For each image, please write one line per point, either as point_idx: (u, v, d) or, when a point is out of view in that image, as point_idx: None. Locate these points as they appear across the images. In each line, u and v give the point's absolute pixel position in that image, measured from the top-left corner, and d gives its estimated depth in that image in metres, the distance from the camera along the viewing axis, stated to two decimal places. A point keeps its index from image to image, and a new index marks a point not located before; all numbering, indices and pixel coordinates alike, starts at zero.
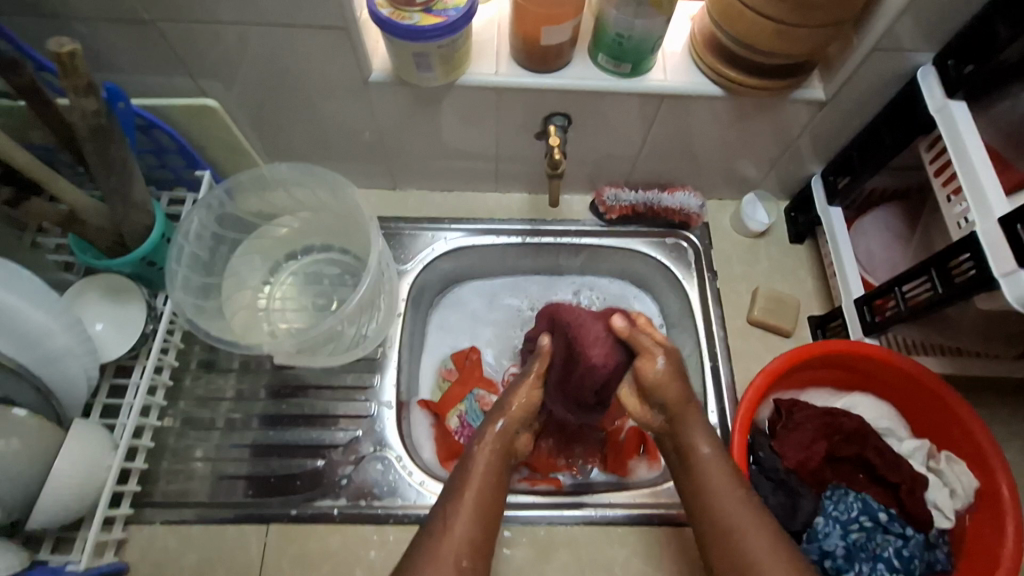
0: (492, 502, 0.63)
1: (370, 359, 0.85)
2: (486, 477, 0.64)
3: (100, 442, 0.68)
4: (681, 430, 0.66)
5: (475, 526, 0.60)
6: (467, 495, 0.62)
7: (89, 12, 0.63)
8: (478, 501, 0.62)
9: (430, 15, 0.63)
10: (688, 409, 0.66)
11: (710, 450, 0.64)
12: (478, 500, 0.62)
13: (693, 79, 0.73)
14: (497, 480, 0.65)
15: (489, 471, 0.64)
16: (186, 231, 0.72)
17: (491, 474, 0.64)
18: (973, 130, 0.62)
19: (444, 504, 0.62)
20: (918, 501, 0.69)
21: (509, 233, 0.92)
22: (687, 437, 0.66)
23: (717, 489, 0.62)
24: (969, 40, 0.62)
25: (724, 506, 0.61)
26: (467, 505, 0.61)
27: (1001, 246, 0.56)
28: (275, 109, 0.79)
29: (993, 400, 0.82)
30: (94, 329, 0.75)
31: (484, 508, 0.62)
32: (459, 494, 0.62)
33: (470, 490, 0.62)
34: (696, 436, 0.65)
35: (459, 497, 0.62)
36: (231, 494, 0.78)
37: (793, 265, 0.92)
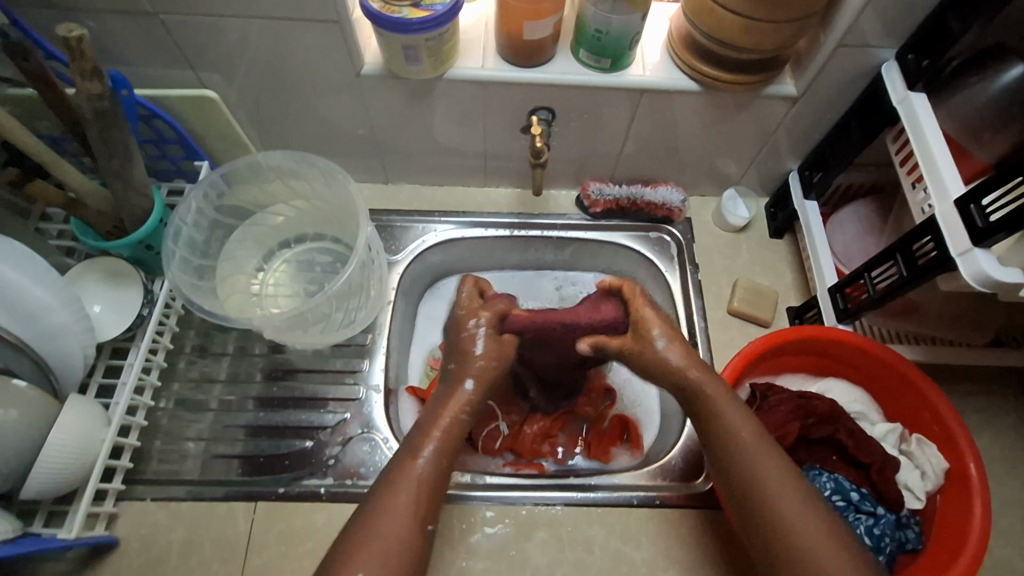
0: (436, 483, 0.61)
1: (359, 345, 0.87)
2: (433, 464, 0.62)
3: (95, 417, 0.71)
4: (704, 400, 0.64)
5: (416, 508, 0.59)
6: (415, 476, 0.60)
7: (98, 5, 0.67)
8: (421, 483, 0.60)
9: (419, 9, 0.67)
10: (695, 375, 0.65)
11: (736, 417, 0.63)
12: (423, 478, 0.60)
13: (671, 74, 0.77)
14: (450, 456, 0.63)
15: (440, 452, 0.63)
16: (185, 214, 0.75)
17: (446, 450, 0.63)
18: (932, 120, 0.66)
19: (381, 488, 0.60)
20: (889, 481, 0.71)
21: (497, 226, 0.96)
22: (709, 404, 0.64)
23: (749, 460, 0.61)
24: (926, 35, 0.65)
25: (757, 477, 0.60)
26: (410, 486, 0.60)
27: (956, 226, 0.59)
28: (273, 102, 0.83)
29: (966, 389, 0.84)
30: (92, 311, 0.78)
31: (433, 484, 0.61)
32: (406, 472, 0.60)
33: (417, 470, 0.61)
34: (720, 404, 0.64)
35: (407, 475, 0.60)
36: (222, 473, 0.79)
37: (774, 259, 0.95)
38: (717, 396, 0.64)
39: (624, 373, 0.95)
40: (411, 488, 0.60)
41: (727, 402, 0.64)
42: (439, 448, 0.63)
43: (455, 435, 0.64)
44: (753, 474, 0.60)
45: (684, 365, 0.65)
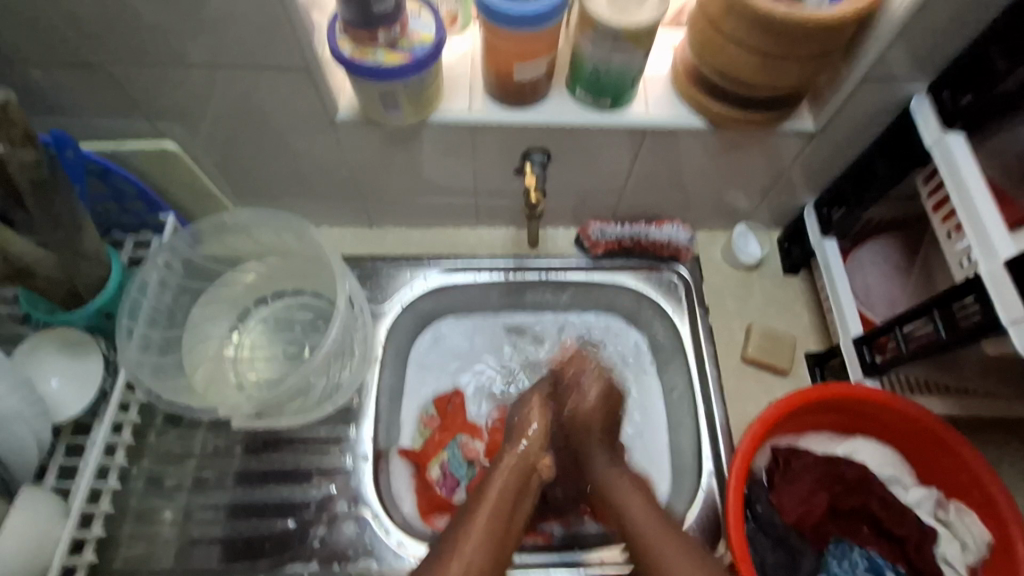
0: (506, 526, 0.66)
1: (345, 409, 0.80)
2: (499, 501, 0.67)
3: (49, 513, 0.63)
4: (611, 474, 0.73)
5: (487, 549, 0.64)
6: (482, 516, 0.66)
7: (36, 55, 0.60)
8: (489, 526, 0.65)
9: (396, 53, 0.60)
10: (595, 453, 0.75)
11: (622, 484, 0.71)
12: (494, 511, 0.66)
13: (677, 111, 0.70)
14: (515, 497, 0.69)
15: (504, 492, 0.68)
16: (143, 283, 0.68)
17: (513, 486, 0.69)
18: (972, 163, 0.59)
19: (453, 534, 0.65)
20: (927, 558, 0.66)
21: (492, 270, 0.88)
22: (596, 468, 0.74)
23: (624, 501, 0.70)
24: (963, 70, 0.58)
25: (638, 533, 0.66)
26: (480, 530, 0.64)
27: (1008, 290, 0.53)
28: (242, 150, 0.76)
29: (1003, 441, 0.77)
30: (49, 386, 0.70)
31: (497, 525, 0.65)
32: (470, 521, 0.65)
33: (485, 510, 0.66)
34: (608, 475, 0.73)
35: (473, 522, 0.65)
36: (198, 561, 0.73)
37: (789, 299, 0.88)
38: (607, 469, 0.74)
39: (634, 426, 0.87)
40: (479, 531, 0.64)
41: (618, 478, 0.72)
42: (498, 501, 0.67)
43: (514, 478, 0.70)
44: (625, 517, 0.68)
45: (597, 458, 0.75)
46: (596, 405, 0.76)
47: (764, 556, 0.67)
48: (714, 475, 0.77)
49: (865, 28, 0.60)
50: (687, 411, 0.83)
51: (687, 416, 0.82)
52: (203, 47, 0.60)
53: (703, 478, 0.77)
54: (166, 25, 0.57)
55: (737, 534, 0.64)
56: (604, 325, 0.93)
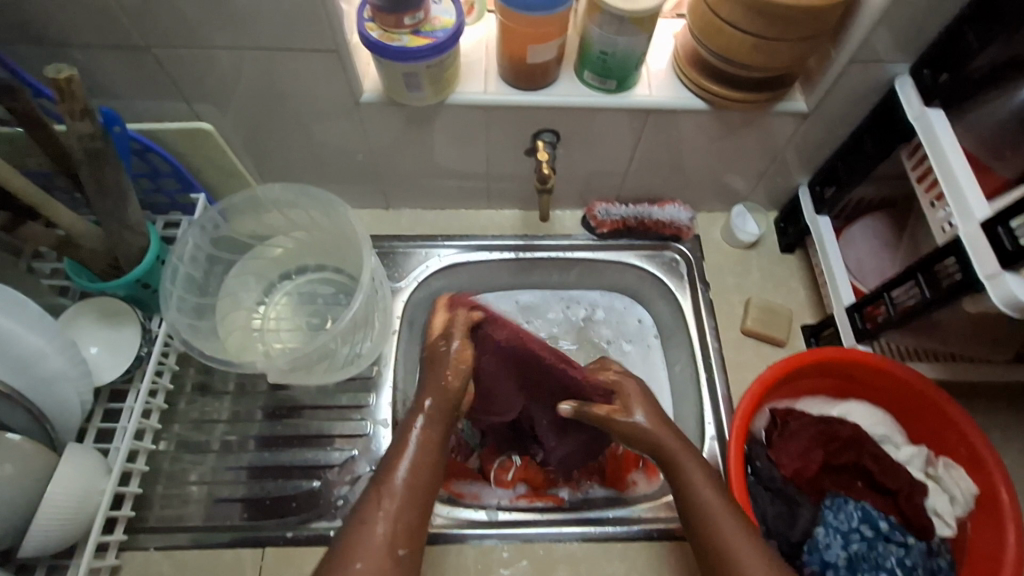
0: (425, 489, 0.60)
1: (365, 378, 0.84)
2: (427, 447, 0.61)
3: (95, 467, 0.68)
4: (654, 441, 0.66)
5: (411, 509, 0.58)
6: (403, 476, 0.59)
7: (88, 40, 0.65)
8: (405, 487, 0.59)
9: (419, 37, 0.65)
10: (666, 442, 0.65)
11: (674, 443, 0.65)
12: (416, 465, 0.60)
13: (678, 94, 0.75)
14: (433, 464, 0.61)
15: (429, 441, 0.61)
16: (181, 253, 0.72)
17: (436, 436, 0.62)
18: (951, 136, 0.64)
19: (372, 492, 0.59)
20: (917, 508, 0.70)
21: (502, 249, 0.93)
22: (685, 474, 0.64)
23: (720, 526, 0.59)
24: (938, 51, 0.64)
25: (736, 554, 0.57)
26: (400, 494, 0.58)
27: (983, 249, 0.58)
28: (270, 132, 0.81)
29: (990, 405, 0.82)
30: (89, 353, 0.76)
31: (417, 488, 0.59)
32: (389, 476, 0.59)
33: (405, 466, 0.60)
34: (704, 486, 0.62)
35: (392, 480, 0.59)
36: (227, 518, 0.77)
37: (786, 275, 0.93)
38: (687, 457, 0.64)
39: None
40: (397, 492, 0.58)
41: (703, 475, 0.63)
42: (417, 456, 0.60)
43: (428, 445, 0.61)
44: (720, 535, 0.59)
45: (678, 451, 0.65)
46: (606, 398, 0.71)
47: (765, 507, 0.71)
48: (716, 439, 0.81)
49: (851, 14, 0.65)
50: (689, 380, 0.87)
51: (690, 386, 0.87)
52: (240, 31, 0.65)
53: (706, 443, 0.81)
54: (211, 9, 0.62)
55: (739, 483, 0.68)
56: (608, 303, 0.98)
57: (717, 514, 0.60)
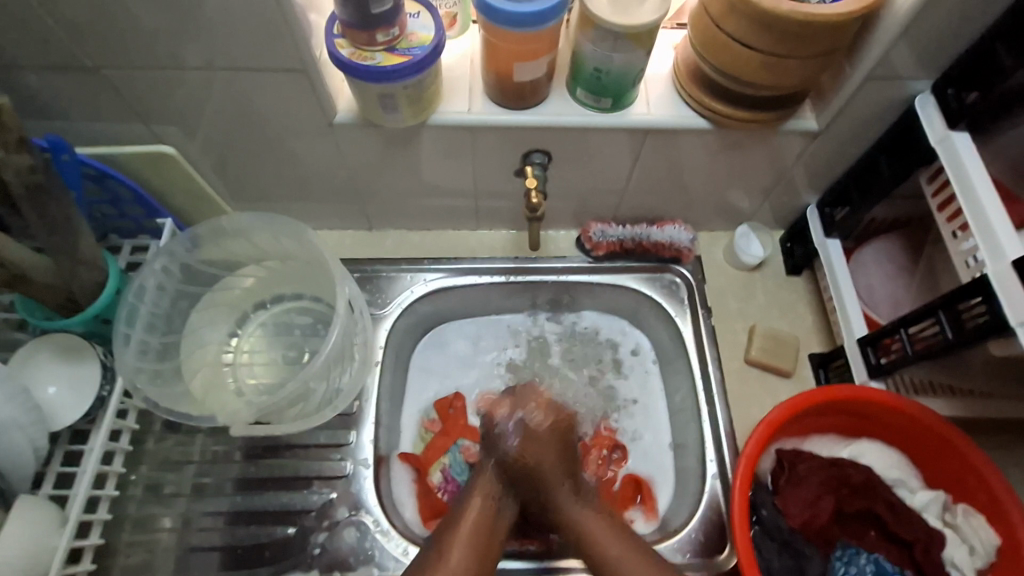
0: (488, 533, 0.66)
1: (345, 415, 0.79)
2: (484, 505, 0.68)
3: (46, 522, 0.63)
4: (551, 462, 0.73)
5: (473, 552, 0.64)
6: (467, 521, 0.66)
7: (33, 60, 0.60)
8: (473, 531, 0.65)
9: (394, 55, 0.59)
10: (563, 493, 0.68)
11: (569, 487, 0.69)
12: (475, 525, 0.66)
13: (678, 112, 0.69)
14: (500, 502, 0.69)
15: (489, 495, 0.69)
16: (141, 288, 0.67)
17: (495, 492, 0.69)
18: (977, 162, 0.58)
19: (438, 540, 0.65)
20: (934, 560, 0.66)
21: (492, 272, 0.88)
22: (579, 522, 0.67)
23: (625, 567, 0.63)
24: (966, 69, 0.58)
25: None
26: (464, 534, 0.65)
27: (1015, 291, 0.52)
28: (240, 153, 0.75)
29: (1009, 442, 0.77)
30: (45, 393, 0.70)
31: (479, 540, 0.65)
32: (454, 530, 0.65)
33: (463, 527, 0.65)
34: (589, 522, 0.66)
35: (456, 532, 0.65)
36: (198, 569, 0.72)
37: (792, 300, 0.88)
38: (598, 522, 0.66)
39: (636, 429, 0.86)
40: (464, 535, 0.65)
41: (609, 537, 0.65)
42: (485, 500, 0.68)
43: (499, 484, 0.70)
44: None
45: (586, 519, 0.67)
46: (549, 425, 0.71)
47: (770, 560, 0.66)
48: (718, 478, 0.76)
49: (869, 27, 0.60)
50: (690, 413, 0.82)
51: (691, 420, 0.82)
52: (199, 49, 0.59)
53: (707, 482, 0.76)
54: (163, 26, 0.56)
55: (743, 537, 0.63)
56: (606, 328, 0.93)
57: (619, 563, 0.63)
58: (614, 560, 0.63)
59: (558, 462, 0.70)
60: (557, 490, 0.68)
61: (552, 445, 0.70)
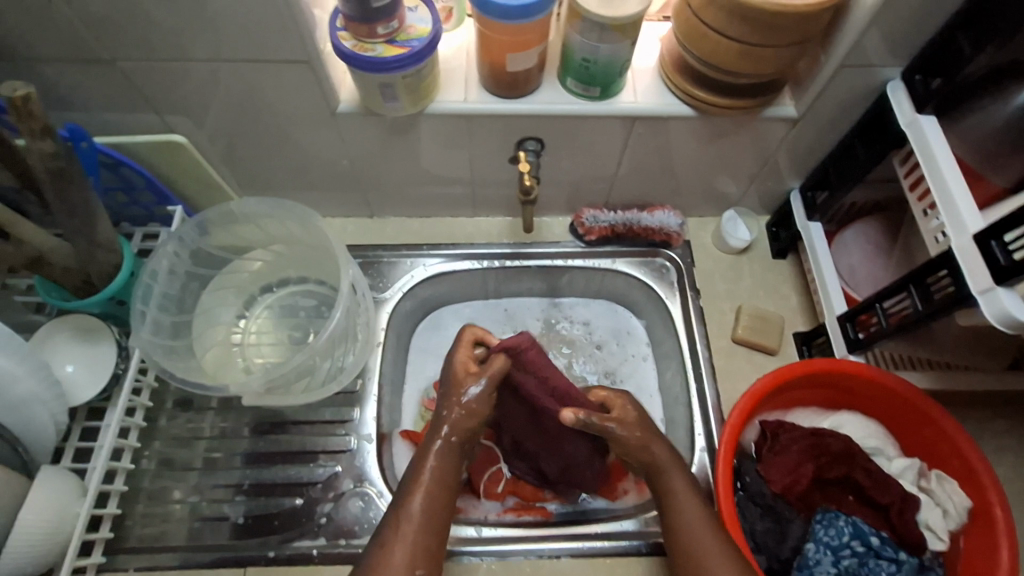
0: (439, 514, 0.64)
1: (349, 392, 0.83)
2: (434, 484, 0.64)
3: (67, 490, 0.66)
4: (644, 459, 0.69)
5: (424, 537, 0.62)
6: (425, 478, 0.64)
7: (51, 54, 0.63)
8: (421, 513, 0.63)
9: (394, 46, 0.63)
10: (654, 450, 0.68)
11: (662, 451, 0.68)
12: (426, 505, 0.63)
13: (664, 99, 0.73)
14: (447, 488, 0.65)
15: (440, 474, 0.65)
16: (156, 270, 0.71)
17: (451, 456, 0.65)
18: (944, 143, 0.62)
19: (381, 535, 0.62)
20: (908, 523, 0.69)
21: (488, 257, 0.91)
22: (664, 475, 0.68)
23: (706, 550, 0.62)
24: (933, 55, 0.62)
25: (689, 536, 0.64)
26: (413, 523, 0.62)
27: (977, 263, 0.56)
28: (248, 143, 0.79)
29: (985, 415, 0.80)
30: (64, 371, 0.73)
31: (432, 523, 0.63)
32: (408, 499, 0.63)
33: (413, 515, 0.62)
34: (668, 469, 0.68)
35: (407, 510, 0.62)
36: (211, 538, 0.76)
37: (778, 282, 0.91)
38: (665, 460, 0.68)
39: None
40: (414, 516, 0.62)
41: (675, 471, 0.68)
42: (429, 492, 0.64)
43: (442, 468, 0.65)
44: (693, 545, 0.63)
45: (679, 501, 0.66)
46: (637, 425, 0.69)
47: (753, 523, 0.71)
48: (705, 451, 0.80)
49: (841, 18, 0.63)
50: (680, 390, 0.86)
51: (680, 396, 0.85)
52: (209, 42, 0.63)
53: (695, 454, 0.80)
54: (176, 21, 0.60)
55: (727, 503, 0.67)
56: (600, 310, 0.96)
57: (699, 537, 0.63)
58: (694, 540, 0.63)
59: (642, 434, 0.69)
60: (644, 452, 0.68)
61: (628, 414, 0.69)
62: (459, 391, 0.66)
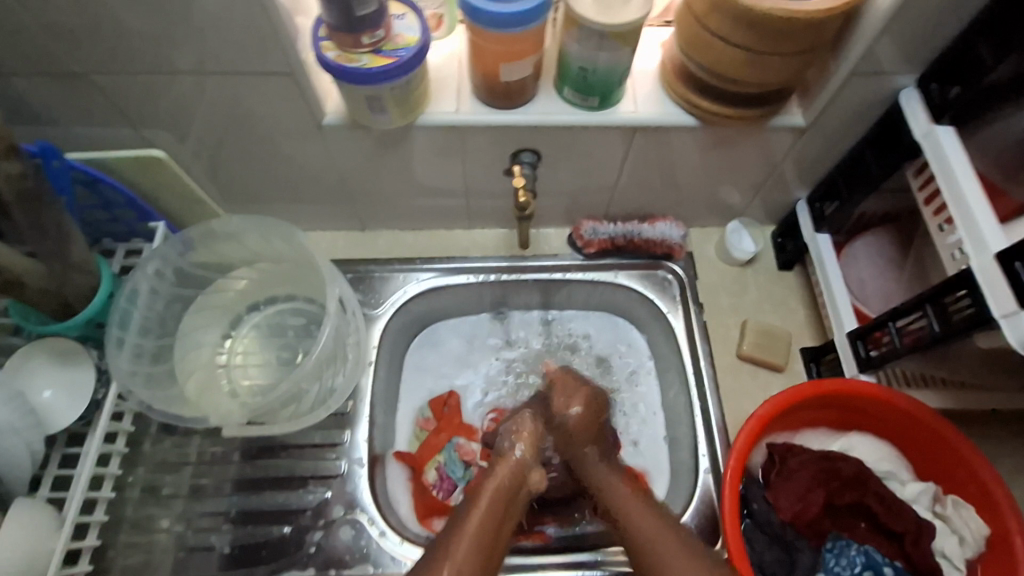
0: (496, 533, 0.59)
1: (340, 414, 0.80)
2: (489, 508, 0.60)
3: (42, 525, 0.63)
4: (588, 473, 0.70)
5: (481, 550, 0.56)
6: (485, 493, 0.62)
7: (19, 66, 0.60)
8: (482, 526, 0.58)
9: (380, 56, 0.59)
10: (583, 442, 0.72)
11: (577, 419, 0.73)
12: (483, 523, 0.59)
13: (666, 109, 0.70)
14: (506, 504, 0.62)
15: (497, 498, 0.62)
16: (133, 292, 0.68)
17: (505, 489, 0.63)
18: (961, 155, 0.59)
19: (434, 550, 0.57)
20: (924, 552, 0.65)
21: (485, 271, 0.88)
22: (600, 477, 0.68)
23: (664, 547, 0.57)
24: (950, 61, 0.58)
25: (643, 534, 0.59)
26: (471, 534, 0.57)
27: (999, 284, 0.53)
28: (232, 157, 0.75)
29: (1000, 434, 0.77)
30: (41, 397, 0.69)
31: (489, 534, 0.58)
32: (466, 513, 0.60)
33: (471, 525, 0.58)
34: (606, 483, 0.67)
35: (465, 522, 0.59)
36: (197, 569, 0.73)
37: (784, 295, 0.88)
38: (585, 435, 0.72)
39: (628, 422, 0.87)
40: (473, 529, 0.58)
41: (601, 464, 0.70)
42: (491, 504, 0.61)
43: (506, 483, 0.64)
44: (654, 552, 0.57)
45: (623, 501, 0.64)
46: (581, 418, 0.73)
47: (761, 553, 0.67)
48: (710, 473, 0.77)
49: (853, 23, 0.60)
50: (683, 409, 0.82)
51: (684, 415, 0.82)
52: (186, 53, 0.59)
53: (700, 476, 0.77)
54: (148, 30, 0.56)
55: (735, 533, 0.63)
56: (601, 324, 0.93)
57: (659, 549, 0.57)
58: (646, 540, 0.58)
59: (593, 441, 0.73)
60: (585, 455, 0.71)
61: (590, 423, 0.74)
62: (525, 419, 0.71)
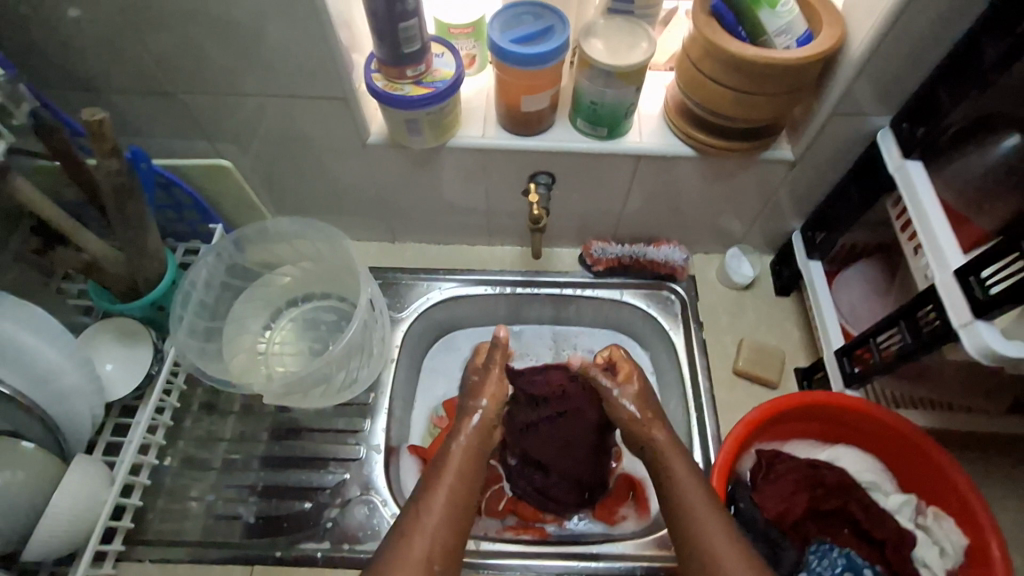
0: (463, 506, 0.67)
1: (362, 404, 0.87)
2: (454, 490, 0.68)
3: (97, 479, 0.71)
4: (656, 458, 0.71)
5: (446, 528, 0.65)
6: (450, 467, 0.70)
7: (122, 85, 0.73)
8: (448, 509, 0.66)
9: (420, 86, 0.70)
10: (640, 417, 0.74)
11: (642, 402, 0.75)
12: (449, 496, 0.67)
13: (668, 141, 0.79)
14: (470, 476, 0.70)
15: (460, 471, 0.70)
16: (195, 279, 0.78)
17: (469, 461, 0.71)
18: (928, 187, 0.66)
19: (403, 523, 0.65)
20: (903, 559, 0.70)
21: (501, 283, 0.96)
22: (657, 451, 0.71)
23: (722, 552, 0.61)
24: (916, 105, 0.66)
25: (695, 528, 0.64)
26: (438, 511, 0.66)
27: (957, 297, 0.58)
28: (285, 169, 0.87)
29: (987, 457, 0.80)
30: (104, 369, 0.80)
31: (456, 507, 0.67)
32: (433, 489, 0.68)
33: (439, 501, 0.67)
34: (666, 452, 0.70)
35: (430, 499, 0.67)
36: (223, 536, 0.80)
37: (780, 318, 0.94)
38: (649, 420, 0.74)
39: None
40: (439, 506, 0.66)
41: (679, 462, 0.69)
42: (454, 483, 0.68)
43: (469, 453, 0.72)
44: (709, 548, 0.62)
45: (675, 480, 0.68)
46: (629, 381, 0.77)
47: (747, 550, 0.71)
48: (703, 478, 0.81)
49: (831, 69, 0.68)
50: (681, 418, 0.88)
51: (681, 424, 0.87)
52: (259, 79, 0.71)
53: None
54: (232, 60, 0.68)
55: None
56: (607, 339, 1.00)
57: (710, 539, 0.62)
58: (718, 548, 0.62)
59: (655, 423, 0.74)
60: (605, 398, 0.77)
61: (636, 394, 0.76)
62: (491, 380, 0.78)
